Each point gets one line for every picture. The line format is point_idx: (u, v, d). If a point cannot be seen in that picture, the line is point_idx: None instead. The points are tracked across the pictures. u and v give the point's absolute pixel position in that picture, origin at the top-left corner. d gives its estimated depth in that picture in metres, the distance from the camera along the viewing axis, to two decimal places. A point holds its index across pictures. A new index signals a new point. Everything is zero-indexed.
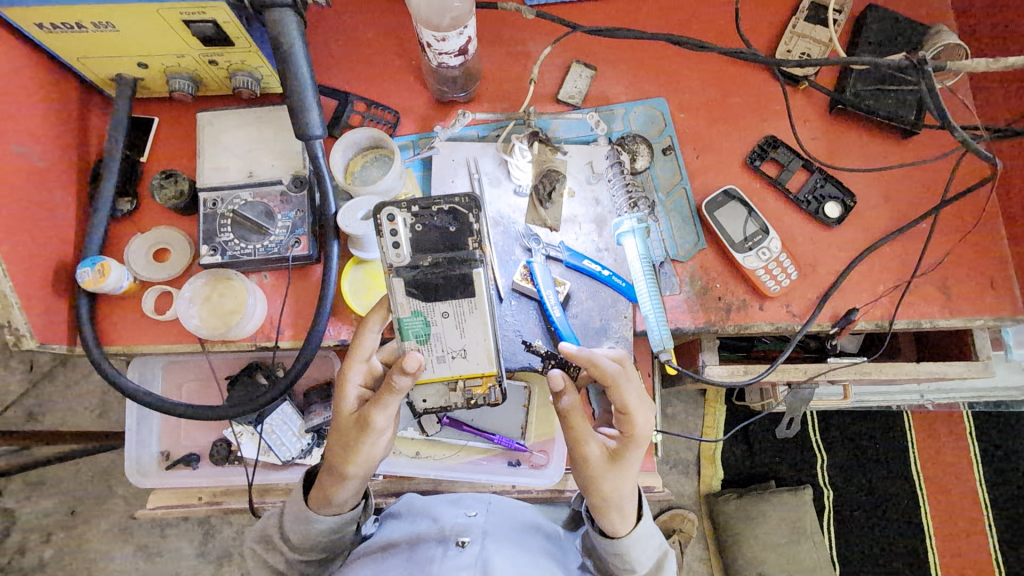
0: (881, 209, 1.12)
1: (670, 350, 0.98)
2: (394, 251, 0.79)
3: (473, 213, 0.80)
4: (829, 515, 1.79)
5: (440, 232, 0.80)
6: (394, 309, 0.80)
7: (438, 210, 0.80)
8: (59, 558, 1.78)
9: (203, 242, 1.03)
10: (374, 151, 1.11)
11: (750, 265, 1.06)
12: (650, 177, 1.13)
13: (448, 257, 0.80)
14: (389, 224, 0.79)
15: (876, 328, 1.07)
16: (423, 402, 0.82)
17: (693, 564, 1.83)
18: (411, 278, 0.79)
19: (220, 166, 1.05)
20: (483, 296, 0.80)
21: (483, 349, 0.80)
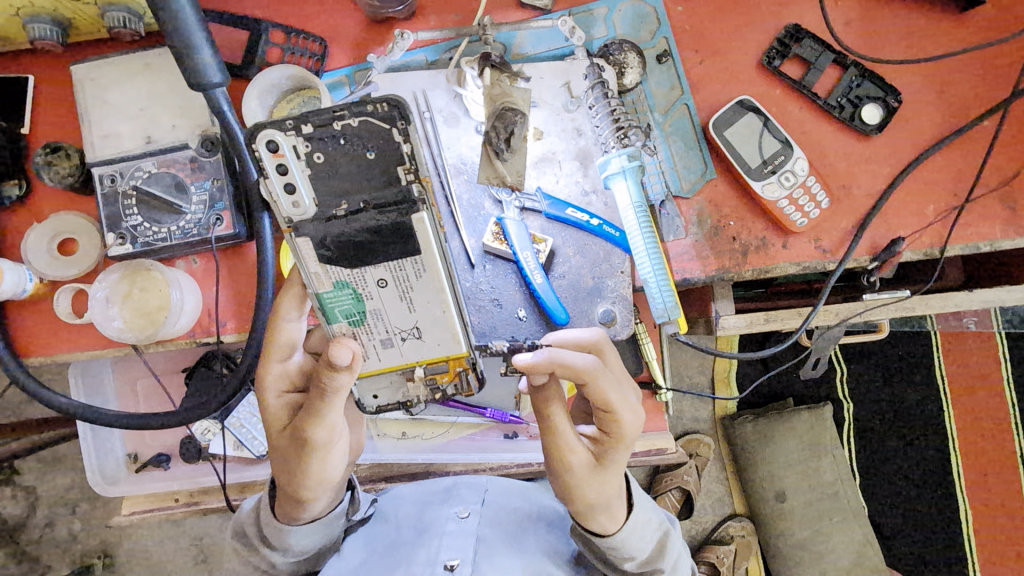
0: (932, 108, 0.90)
1: (676, 320, 0.83)
2: (293, 202, 0.62)
3: (398, 127, 0.60)
4: (850, 433, 1.57)
5: (355, 160, 0.62)
6: (309, 284, 0.65)
7: (342, 129, 0.61)
8: (89, 528, 1.58)
9: (107, 230, 0.85)
10: (301, 94, 0.90)
11: (770, 195, 0.87)
12: (643, 94, 0.91)
13: (370, 199, 0.62)
14: (275, 156, 0.60)
15: (923, 259, 0.89)
16: (374, 398, 0.71)
17: (711, 486, 1.62)
18: (321, 232, 0.63)
19: (111, 133, 0.86)
20: (432, 247, 0.62)
21: (445, 325, 0.66)
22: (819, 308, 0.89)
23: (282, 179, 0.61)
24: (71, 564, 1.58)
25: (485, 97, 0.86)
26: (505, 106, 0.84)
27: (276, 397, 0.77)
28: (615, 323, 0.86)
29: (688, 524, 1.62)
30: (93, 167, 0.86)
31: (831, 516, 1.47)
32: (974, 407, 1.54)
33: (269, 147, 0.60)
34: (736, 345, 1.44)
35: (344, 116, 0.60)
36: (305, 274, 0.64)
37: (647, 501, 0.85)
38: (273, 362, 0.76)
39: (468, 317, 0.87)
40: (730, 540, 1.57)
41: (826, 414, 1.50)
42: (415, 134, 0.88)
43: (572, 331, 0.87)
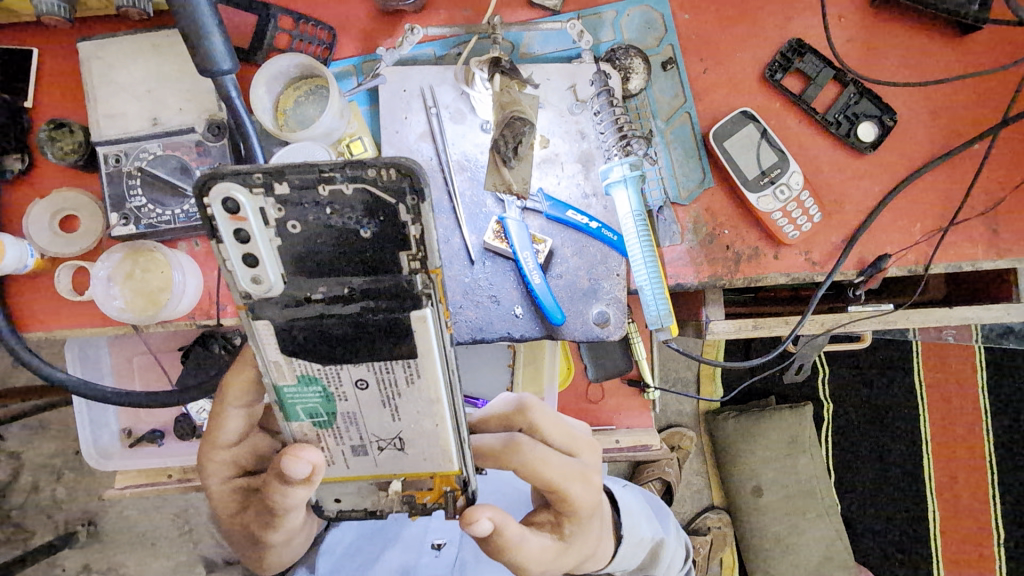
0: (926, 129, 0.93)
1: (669, 328, 0.85)
2: (253, 277, 0.56)
3: (407, 202, 0.54)
4: (825, 431, 1.62)
5: (344, 235, 0.56)
6: (268, 375, 0.62)
7: (331, 196, 0.54)
8: (75, 496, 1.59)
9: (111, 210, 0.86)
10: (308, 82, 0.90)
11: (765, 206, 0.90)
12: (647, 100, 0.92)
13: (357, 283, 0.58)
14: (234, 220, 0.54)
15: (907, 275, 0.93)
16: (336, 502, 0.71)
17: (690, 478, 1.66)
18: (291, 315, 0.59)
19: (117, 113, 0.86)
20: (432, 352, 0.59)
21: (435, 440, 0.64)
22: (806, 318, 0.92)
23: (242, 248, 0.55)
24: (55, 531, 1.60)
25: (495, 104, 0.88)
26: (515, 115, 0.88)
27: (221, 482, 0.77)
28: (609, 324, 0.89)
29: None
30: (98, 146, 0.86)
31: (805, 511, 1.53)
32: (947, 414, 1.60)
33: (228, 207, 0.53)
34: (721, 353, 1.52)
35: (338, 181, 0.53)
36: (265, 362, 0.61)
37: (639, 521, 0.92)
38: (216, 451, 0.76)
39: (466, 313, 0.89)
40: (707, 530, 1.61)
41: (806, 412, 1.55)
42: (422, 128, 0.89)
43: (567, 331, 0.89)
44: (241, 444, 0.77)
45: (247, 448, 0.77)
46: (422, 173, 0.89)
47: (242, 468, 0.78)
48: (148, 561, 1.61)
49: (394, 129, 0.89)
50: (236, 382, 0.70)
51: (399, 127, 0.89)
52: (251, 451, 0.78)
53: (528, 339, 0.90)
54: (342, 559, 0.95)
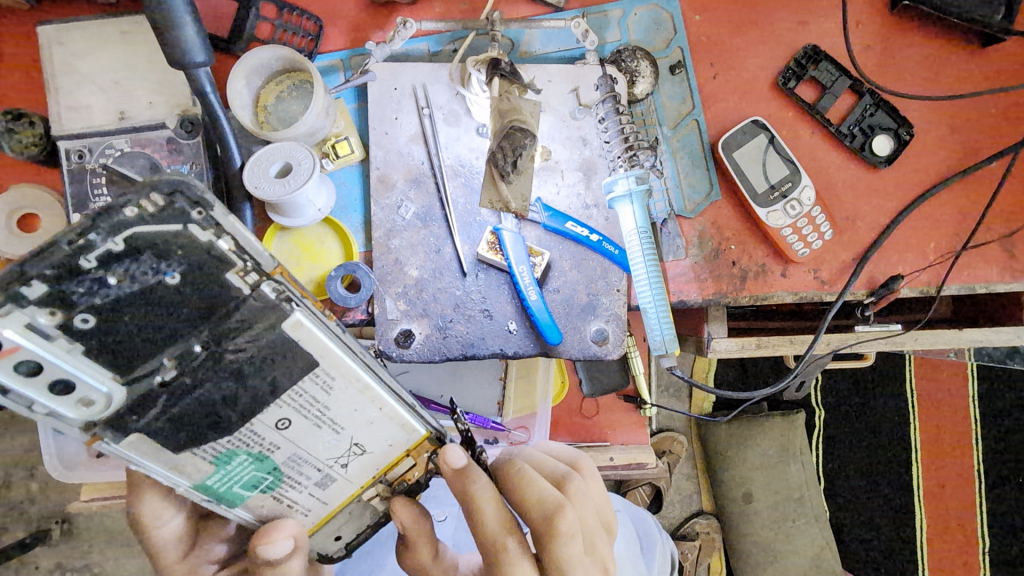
0: (943, 144, 0.89)
1: (673, 353, 0.81)
2: (81, 401, 0.46)
3: (196, 217, 0.44)
4: (818, 440, 1.59)
5: (155, 294, 0.45)
6: (178, 482, 0.53)
7: (100, 263, 0.43)
8: (48, 491, 1.52)
9: (74, 210, 0.78)
10: (292, 76, 0.83)
11: (774, 222, 0.85)
12: (653, 105, 0.87)
13: (203, 335, 0.48)
14: (4, 355, 0.42)
15: (919, 296, 0.88)
16: (337, 540, 0.64)
17: (681, 483, 1.62)
18: (159, 413, 0.49)
19: (80, 105, 0.79)
20: (332, 349, 0.50)
21: (387, 423, 0.57)
22: (817, 339, 0.88)
23: (39, 379, 0.44)
24: (27, 529, 1.52)
25: (494, 109, 0.80)
26: (515, 124, 0.78)
27: None
28: (607, 342, 0.84)
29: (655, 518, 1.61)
30: (59, 141, 0.79)
31: (795, 519, 1.49)
32: (943, 429, 1.57)
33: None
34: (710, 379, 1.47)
35: (100, 241, 0.42)
36: (164, 474, 0.52)
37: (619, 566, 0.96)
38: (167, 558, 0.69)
39: (455, 327, 0.83)
40: (696, 536, 1.57)
41: (798, 419, 1.51)
42: (413, 130, 0.84)
43: (563, 349, 0.84)
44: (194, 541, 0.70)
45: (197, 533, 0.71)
46: (413, 177, 0.84)
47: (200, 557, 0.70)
48: (124, 560, 1.54)
49: (384, 130, 0.83)
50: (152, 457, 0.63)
51: (389, 127, 0.83)
52: (213, 538, 0.71)
53: (522, 356, 0.84)
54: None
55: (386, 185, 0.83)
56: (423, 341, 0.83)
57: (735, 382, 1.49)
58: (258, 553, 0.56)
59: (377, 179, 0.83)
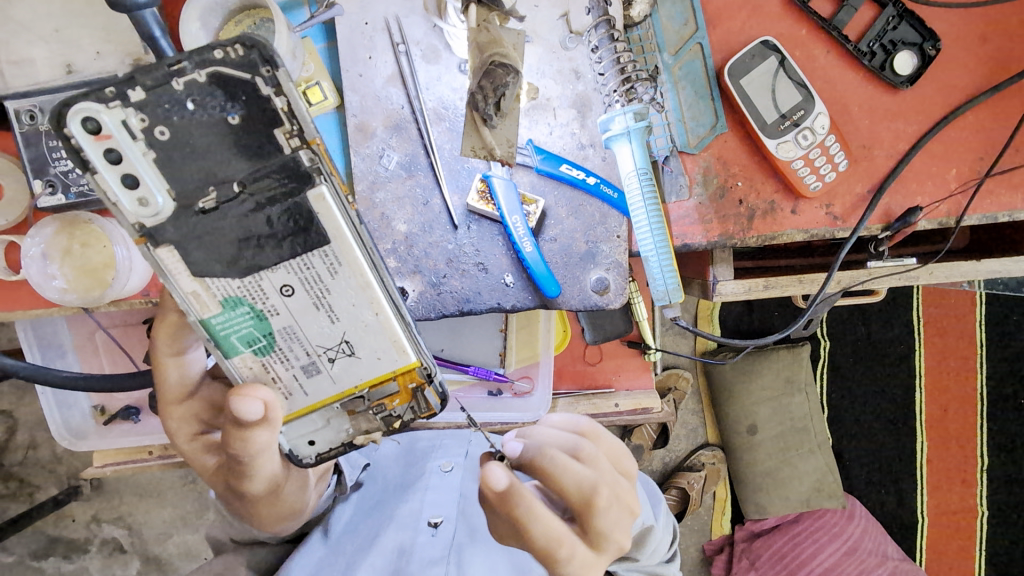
0: (971, 59, 0.81)
1: (677, 302, 0.77)
2: (139, 201, 0.51)
3: (263, 74, 0.50)
4: (823, 372, 1.58)
5: (215, 129, 0.51)
6: (188, 310, 0.54)
7: (187, 89, 0.50)
8: (73, 451, 1.55)
9: (34, 177, 0.74)
10: (253, 15, 0.75)
11: (785, 154, 0.79)
12: (651, 27, 0.79)
13: (242, 176, 0.52)
14: (99, 140, 0.49)
15: (938, 228, 0.83)
16: (311, 444, 0.63)
17: (687, 420, 1.63)
18: (191, 231, 0.53)
19: (22, 59, 0.72)
20: (344, 233, 0.53)
21: (382, 332, 0.57)
22: (829, 278, 0.84)
23: (117, 170, 0.50)
24: (59, 486, 1.56)
25: (470, 43, 0.67)
26: (494, 60, 0.67)
27: (189, 440, 0.69)
28: (608, 291, 0.80)
29: (662, 452, 1.63)
30: (6, 101, 0.72)
31: (798, 448, 1.50)
32: (951, 358, 1.56)
33: (88, 127, 0.48)
34: (716, 326, 1.47)
35: (188, 70, 0.49)
36: (183, 297, 0.54)
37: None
38: (172, 406, 0.68)
39: (448, 280, 0.79)
40: (701, 467, 1.60)
41: (803, 352, 1.49)
42: (390, 71, 0.77)
43: (562, 301, 0.81)
44: (195, 399, 0.69)
45: (205, 401, 0.69)
46: (393, 124, 0.77)
47: (209, 421, 0.70)
48: (155, 511, 1.59)
49: (358, 72, 0.76)
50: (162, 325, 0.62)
51: (363, 69, 0.76)
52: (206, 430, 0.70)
53: (520, 309, 0.81)
54: (338, 545, 0.89)
55: (365, 133, 0.77)
56: (417, 298, 0.79)
57: (741, 319, 1.46)
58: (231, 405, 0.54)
59: (355, 127, 0.77)
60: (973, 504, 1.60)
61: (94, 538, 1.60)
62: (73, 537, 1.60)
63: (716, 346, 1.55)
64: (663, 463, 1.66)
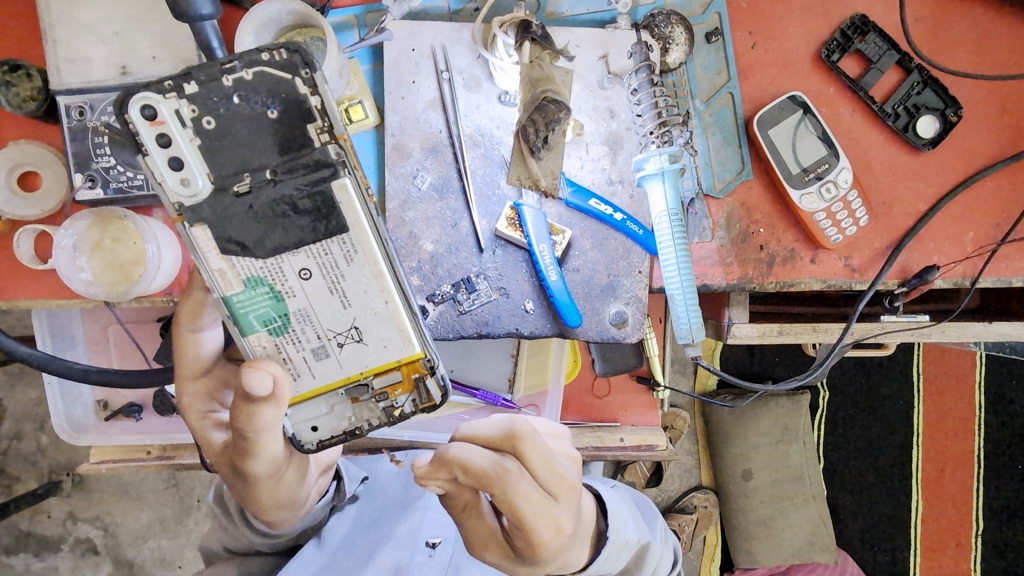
0: (990, 128, 0.83)
1: (700, 341, 0.78)
2: (182, 180, 0.53)
3: (302, 75, 0.53)
4: (822, 421, 1.58)
5: (256, 122, 0.54)
6: (214, 287, 0.55)
7: (235, 85, 0.53)
8: (58, 444, 1.53)
9: (76, 170, 0.75)
10: (303, 33, 0.78)
11: (808, 206, 0.81)
12: (685, 75, 0.82)
13: (276, 164, 0.54)
14: (153, 125, 0.52)
15: (952, 288, 0.85)
16: (314, 431, 0.60)
17: (682, 460, 1.61)
18: (224, 211, 0.55)
19: (79, 57, 0.74)
20: (362, 223, 0.55)
21: (390, 320, 0.57)
22: (846, 330, 0.85)
23: (166, 153, 0.53)
24: (38, 479, 1.54)
25: (524, 77, 0.76)
26: (546, 95, 0.75)
27: (200, 416, 0.69)
28: (626, 325, 0.81)
29: (655, 491, 1.61)
30: (59, 96, 0.75)
31: (793, 497, 1.49)
32: (951, 419, 1.56)
33: (146, 114, 0.52)
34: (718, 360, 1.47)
35: (237, 69, 0.53)
36: (209, 275, 0.55)
37: (624, 521, 0.73)
38: (188, 380, 0.69)
39: (470, 303, 0.80)
40: (694, 509, 1.57)
41: (803, 402, 1.50)
42: (431, 95, 0.79)
43: (580, 331, 0.82)
44: (209, 375, 0.70)
45: (219, 378, 0.70)
46: (430, 147, 0.79)
47: (218, 398, 0.70)
48: (133, 513, 1.56)
49: (400, 94, 0.79)
50: (184, 304, 0.62)
51: (406, 92, 0.79)
52: (215, 423, 0.70)
53: (538, 336, 0.82)
54: (336, 558, 0.86)
55: (401, 154, 0.79)
56: (437, 318, 0.80)
57: (742, 361, 1.46)
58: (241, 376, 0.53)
59: (392, 147, 0.79)
60: (966, 569, 1.59)
61: (68, 537, 1.56)
62: (48, 533, 1.56)
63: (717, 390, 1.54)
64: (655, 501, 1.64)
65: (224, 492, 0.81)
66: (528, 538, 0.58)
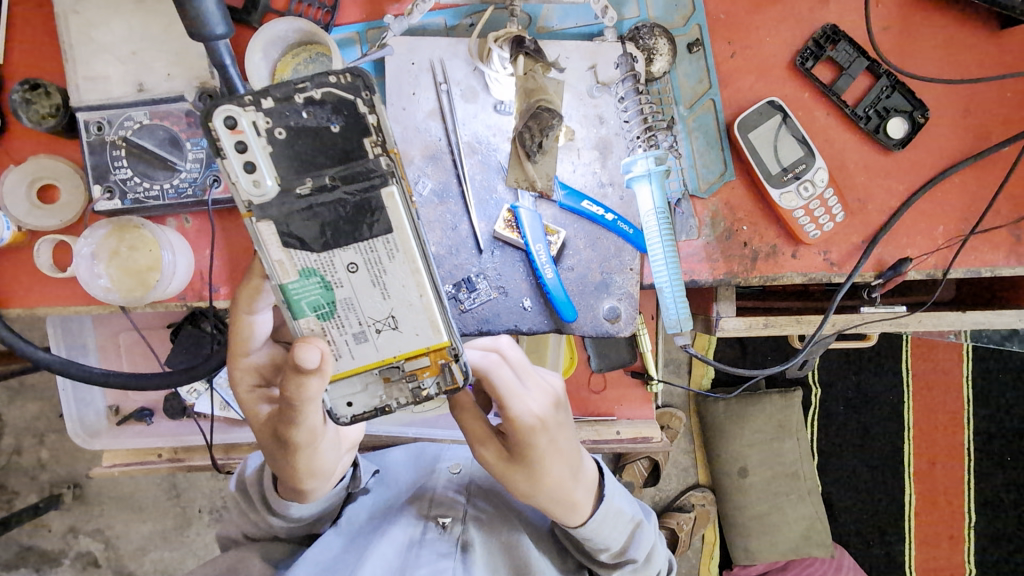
0: (956, 128, 0.89)
1: (688, 331, 0.83)
2: (253, 182, 0.57)
3: (364, 97, 0.58)
4: (813, 415, 1.62)
5: (320, 135, 0.58)
6: (271, 274, 0.59)
7: (305, 102, 0.58)
8: (60, 457, 1.55)
9: (94, 182, 0.80)
10: (308, 49, 0.83)
11: (788, 203, 0.86)
12: (669, 84, 0.87)
13: (333, 173, 0.59)
14: (234, 133, 0.57)
15: (926, 278, 0.90)
16: (349, 405, 0.63)
17: (678, 458, 1.65)
18: (287, 211, 0.59)
19: (98, 76, 0.79)
20: (404, 226, 0.58)
21: (424, 312, 0.60)
22: (825, 320, 0.89)
23: (241, 158, 0.58)
24: (40, 493, 1.56)
25: (519, 90, 0.81)
26: (540, 105, 0.80)
27: (249, 390, 0.73)
28: (619, 320, 0.86)
29: (652, 490, 1.64)
30: (78, 112, 0.79)
31: (786, 491, 1.53)
32: (938, 411, 1.60)
33: (227, 123, 0.57)
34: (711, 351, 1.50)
35: (308, 90, 0.58)
36: (270, 261, 0.59)
37: (618, 491, 0.80)
38: (238, 357, 0.73)
39: (471, 302, 0.84)
40: (691, 507, 1.61)
41: (794, 399, 1.54)
42: (431, 106, 0.84)
43: (577, 326, 0.86)
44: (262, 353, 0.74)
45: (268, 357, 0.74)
46: (430, 154, 0.84)
47: (268, 377, 0.75)
48: (136, 524, 1.58)
49: (402, 105, 0.83)
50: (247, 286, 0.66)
51: (407, 103, 0.83)
52: (261, 397, 0.74)
53: (536, 332, 0.86)
54: (353, 538, 0.91)
55: (403, 161, 0.84)
56: None
57: (734, 357, 1.51)
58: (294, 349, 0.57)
59: None
60: (957, 556, 1.63)
61: (70, 550, 1.58)
62: (51, 546, 1.58)
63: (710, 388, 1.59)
64: (653, 499, 1.67)
65: (248, 475, 0.86)
66: (515, 428, 0.67)
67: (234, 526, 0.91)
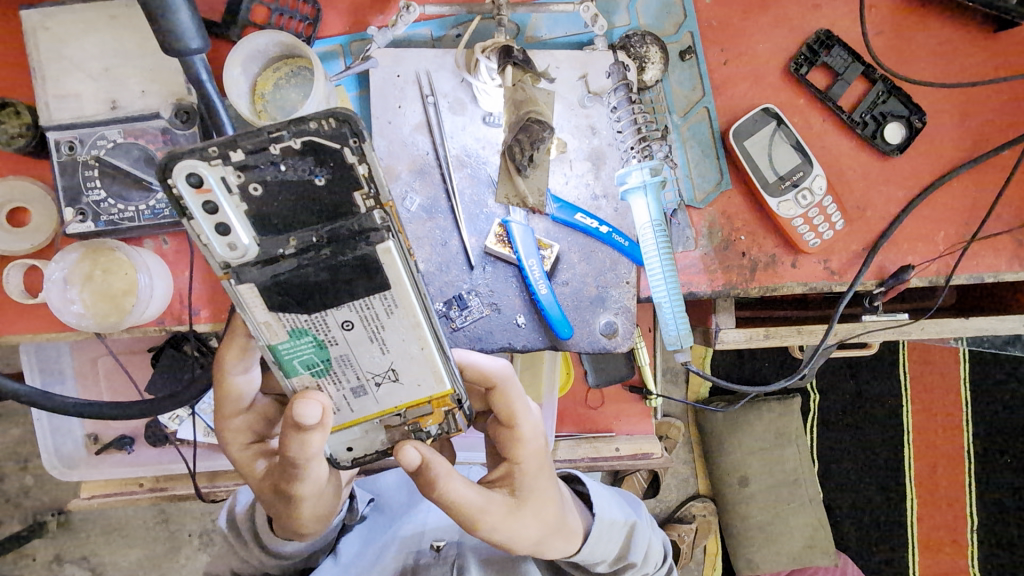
0: (954, 132, 0.87)
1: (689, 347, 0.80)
2: (229, 245, 0.51)
3: (352, 144, 0.49)
4: (812, 422, 1.60)
5: (303, 191, 0.51)
6: (259, 336, 0.55)
7: (282, 154, 0.50)
8: (43, 484, 1.49)
9: (66, 205, 0.76)
10: (290, 63, 0.80)
11: (786, 212, 0.84)
12: (662, 92, 0.85)
13: (322, 231, 0.53)
14: (200, 193, 0.50)
15: (928, 286, 0.88)
16: (349, 450, 0.62)
17: (679, 469, 1.62)
18: (273, 274, 0.53)
19: (70, 93, 0.76)
20: (404, 282, 0.53)
21: (425, 363, 0.57)
22: (829, 330, 0.86)
23: (213, 219, 0.51)
24: (23, 522, 1.50)
25: None
26: (531, 117, 0.74)
27: (242, 448, 0.69)
28: (616, 335, 0.83)
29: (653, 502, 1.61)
30: (48, 132, 0.76)
31: (790, 501, 1.50)
32: (939, 416, 1.58)
33: (191, 182, 0.49)
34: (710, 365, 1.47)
35: (285, 139, 0.49)
36: (257, 324, 0.55)
37: (607, 502, 0.82)
38: (229, 416, 0.69)
39: (463, 320, 0.81)
40: (693, 519, 1.57)
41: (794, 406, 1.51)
42: (417, 119, 0.81)
43: (572, 343, 0.83)
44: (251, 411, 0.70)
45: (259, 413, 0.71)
46: (418, 168, 0.81)
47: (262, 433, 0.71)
48: (122, 552, 1.52)
49: (387, 119, 0.81)
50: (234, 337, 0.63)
51: (392, 117, 0.81)
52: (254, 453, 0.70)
53: (531, 350, 0.83)
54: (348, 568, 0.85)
55: (390, 176, 0.81)
56: None
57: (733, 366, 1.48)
58: (292, 407, 0.54)
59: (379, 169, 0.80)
60: (962, 563, 1.60)
61: None
62: None
63: (710, 397, 1.56)
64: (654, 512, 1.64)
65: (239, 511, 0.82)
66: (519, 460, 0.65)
67: (220, 562, 0.85)
